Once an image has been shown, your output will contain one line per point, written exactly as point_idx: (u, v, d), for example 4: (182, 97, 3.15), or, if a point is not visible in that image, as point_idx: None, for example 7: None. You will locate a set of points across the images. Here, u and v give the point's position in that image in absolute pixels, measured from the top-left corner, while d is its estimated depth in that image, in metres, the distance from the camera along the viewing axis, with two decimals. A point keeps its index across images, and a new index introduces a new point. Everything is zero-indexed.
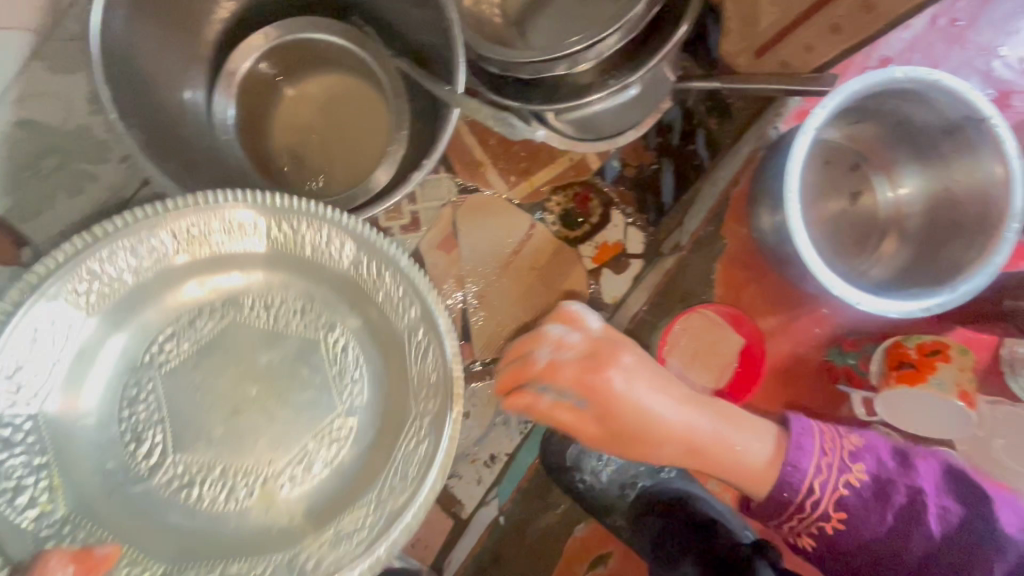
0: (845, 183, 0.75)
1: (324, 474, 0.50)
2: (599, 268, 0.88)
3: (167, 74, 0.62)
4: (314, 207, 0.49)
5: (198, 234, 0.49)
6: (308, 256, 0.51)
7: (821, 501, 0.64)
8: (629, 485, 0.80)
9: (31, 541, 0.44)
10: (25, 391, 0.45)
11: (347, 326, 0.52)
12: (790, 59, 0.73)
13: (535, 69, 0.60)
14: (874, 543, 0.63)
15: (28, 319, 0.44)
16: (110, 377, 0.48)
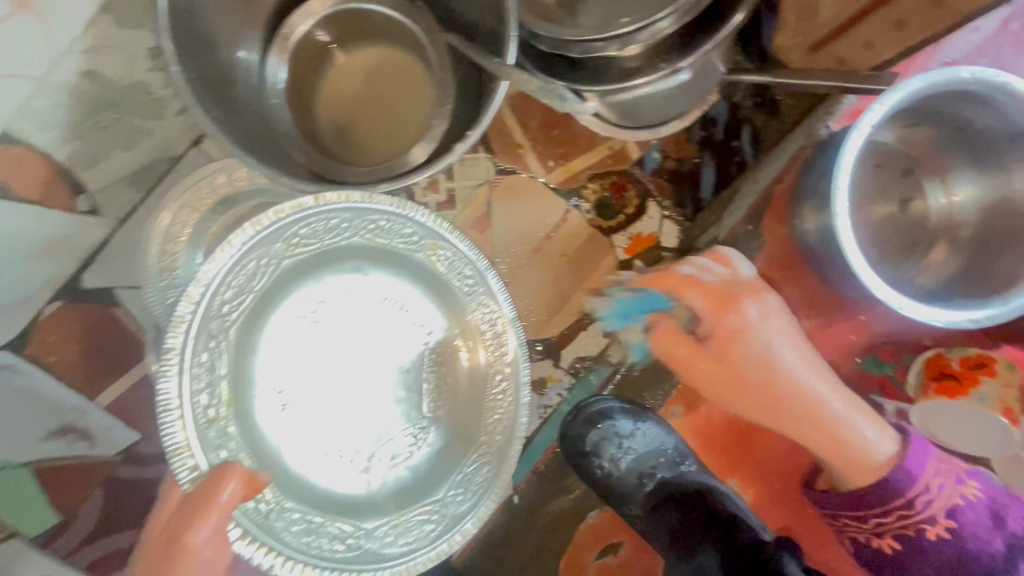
0: (893, 189, 0.72)
1: (416, 458, 0.67)
2: (630, 259, 0.87)
3: (225, 34, 0.63)
4: (462, 244, 0.66)
5: (376, 230, 0.65)
6: (443, 279, 0.67)
7: (921, 506, 0.65)
8: (647, 475, 0.80)
9: (207, 444, 0.57)
10: (231, 312, 0.60)
11: (458, 350, 0.68)
12: (849, 55, 0.71)
13: (585, 47, 0.60)
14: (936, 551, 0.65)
15: (245, 257, 0.59)
16: (290, 334, 0.64)
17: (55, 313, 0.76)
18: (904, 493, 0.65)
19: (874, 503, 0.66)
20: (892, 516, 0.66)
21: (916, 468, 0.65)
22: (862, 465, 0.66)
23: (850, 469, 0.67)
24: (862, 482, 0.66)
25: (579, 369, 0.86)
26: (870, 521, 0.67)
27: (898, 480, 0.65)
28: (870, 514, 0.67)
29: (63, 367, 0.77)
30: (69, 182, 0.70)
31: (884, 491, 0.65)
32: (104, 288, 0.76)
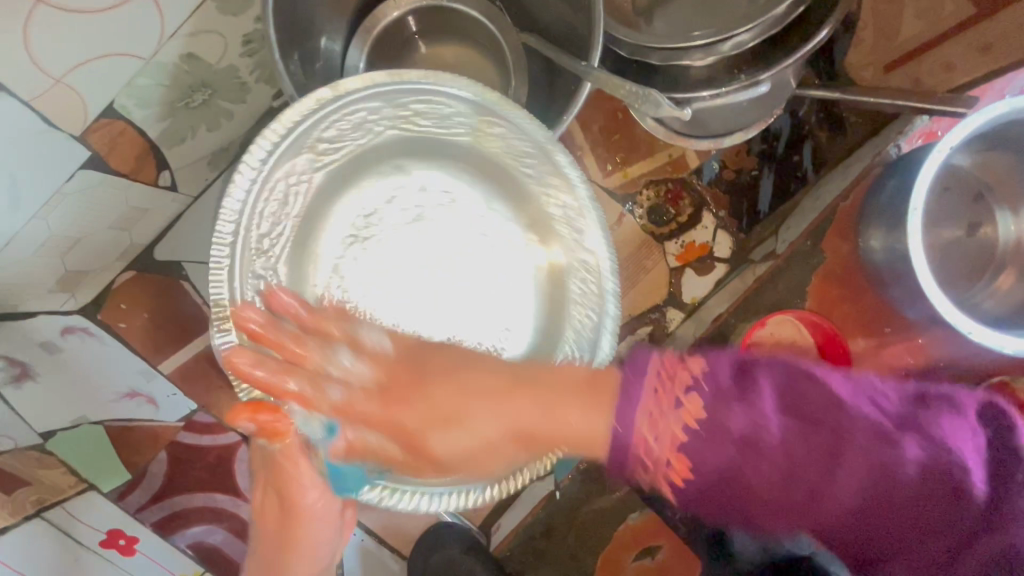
0: (964, 213, 0.71)
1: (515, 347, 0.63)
2: (683, 267, 0.88)
3: (315, 24, 0.65)
4: (513, 116, 0.59)
5: (411, 115, 0.60)
6: (501, 162, 0.63)
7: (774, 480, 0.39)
8: None
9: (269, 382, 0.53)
10: (270, 252, 0.58)
11: (533, 249, 0.65)
12: (925, 77, 0.71)
13: (667, 57, 0.62)
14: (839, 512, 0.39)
15: (272, 177, 0.56)
16: (338, 260, 0.61)
17: (128, 282, 0.79)
18: (774, 439, 0.39)
19: (766, 494, 0.40)
20: (846, 508, 0.39)
21: (759, 429, 0.39)
22: (716, 434, 0.40)
23: (686, 435, 0.40)
24: (690, 442, 0.40)
25: None
26: (814, 517, 0.40)
27: (772, 436, 0.39)
28: (788, 508, 0.40)
29: (131, 334, 0.80)
30: (156, 158, 0.69)
31: (819, 442, 0.39)
32: (173, 262, 0.80)
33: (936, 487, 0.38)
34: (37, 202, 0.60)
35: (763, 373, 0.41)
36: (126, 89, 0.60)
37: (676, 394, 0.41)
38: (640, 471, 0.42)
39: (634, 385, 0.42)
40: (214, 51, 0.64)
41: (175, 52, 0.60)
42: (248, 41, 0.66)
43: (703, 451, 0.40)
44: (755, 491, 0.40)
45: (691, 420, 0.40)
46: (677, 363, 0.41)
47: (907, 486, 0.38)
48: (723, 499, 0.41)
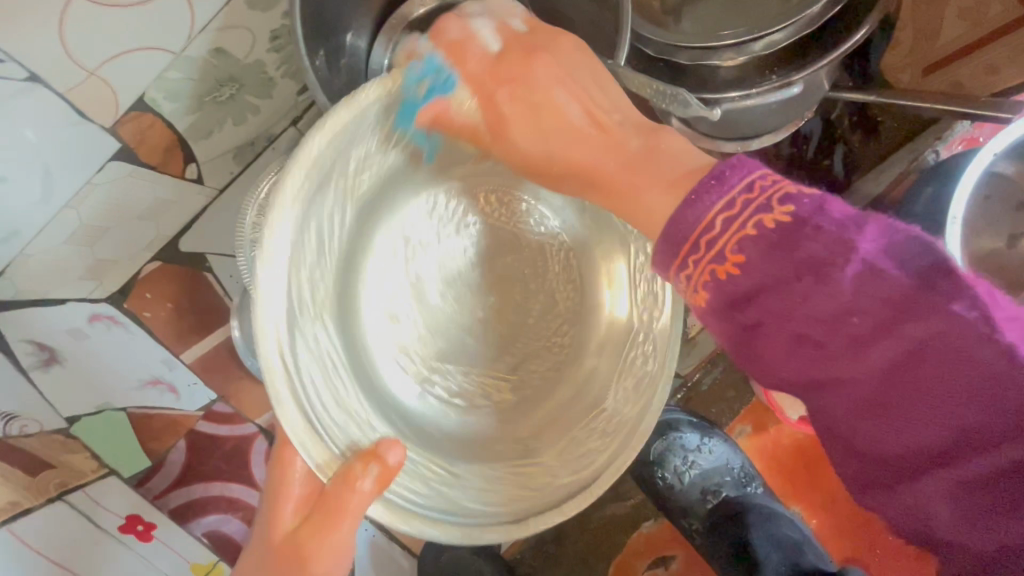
0: (1005, 224, 0.68)
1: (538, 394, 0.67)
2: None
3: (342, 19, 0.65)
4: None
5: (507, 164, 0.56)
6: None
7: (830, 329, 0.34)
8: (711, 491, 0.82)
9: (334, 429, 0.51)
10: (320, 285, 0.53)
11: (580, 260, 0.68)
12: (966, 79, 0.68)
13: (696, 55, 0.60)
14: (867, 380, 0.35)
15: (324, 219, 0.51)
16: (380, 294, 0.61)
17: (155, 272, 0.77)
18: (856, 271, 0.34)
19: (810, 328, 0.35)
20: (904, 393, 0.34)
21: (837, 254, 0.34)
22: (785, 245, 0.35)
23: (757, 234, 0.36)
24: (754, 245, 0.36)
25: None
26: (852, 384, 0.35)
27: (857, 261, 0.34)
28: (824, 346, 0.35)
29: (156, 324, 0.80)
30: (183, 152, 0.69)
31: (892, 291, 0.33)
32: (197, 254, 0.80)
33: (1017, 397, 0.31)
34: (68, 193, 0.62)
35: (872, 220, 0.35)
36: (157, 82, 0.60)
37: (762, 211, 0.36)
38: (687, 258, 0.39)
39: (725, 181, 0.38)
40: (241, 45, 0.65)
41: (204, 46, 0.61)
42: (276, 36, 0.66)
43: (764, 260, 0.36)
44: (805, 323, 0.35)
45: (775, 222, 0.36)
46: (783, 187, 0.37)
47: (993, 378, 0.32)
48: (751, 330, 0.37)
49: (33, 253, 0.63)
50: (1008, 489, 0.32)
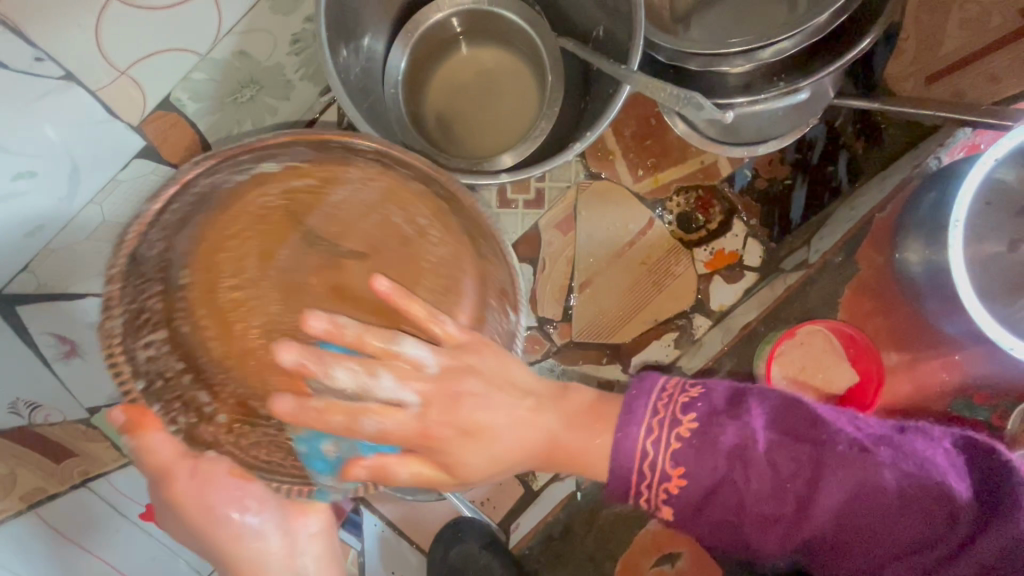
0: (1007, 229, 0.69)
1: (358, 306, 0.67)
2: (711, 274, 0.88)
3: (363, 25, 0.68)
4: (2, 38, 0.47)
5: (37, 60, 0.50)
6: (19, 81, 0.50)
7: (771, 501, 0.50)
8: None
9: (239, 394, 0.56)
10: None
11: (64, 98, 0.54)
12: (966, 88, 0.70)
13: (705, 62, 0.62)
14: (826, 529, 0.49)
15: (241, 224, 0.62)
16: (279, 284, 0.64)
17: None
18: (761, 458, 0.50)
19: (753, 494, 0.50)
20: (827, 516, 0.49)
21: (748, 441, 0.50)
22: (712, 447, 0.50)
23: (682, 443, 0.50)
24: (686, 449, 0.50)
25: None
26: (748, 495, 0.50)
27: (759, 448, 0.50)
28: (787, 530, 0.50)
29: None
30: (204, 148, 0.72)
31: (801, 457, 0.50)
32: None
33: (853, 476, 0.49)
34: (94, 188, 0.64)
35: (752, 398, 0.52)
36: (183, 82, 0.63)
37: (676, 414, 0.51)
38: (645, 489, 0.51)
39: (637, 403, 0.51)
40: (263, 48, 0.67)
41: (229, 48, 0.63)
42: (297, 40, 0.69)
43: (710, 514, 0.51)
44: (740, 507, 0.50)
45: (674, 487, 0.50)
46: (680, 394, 0.52)
47: (889, 510, 0.48)
48: (807, 553, 0.51)
49: (57, 248, 0.64)
50: (920, 514, 0.48)
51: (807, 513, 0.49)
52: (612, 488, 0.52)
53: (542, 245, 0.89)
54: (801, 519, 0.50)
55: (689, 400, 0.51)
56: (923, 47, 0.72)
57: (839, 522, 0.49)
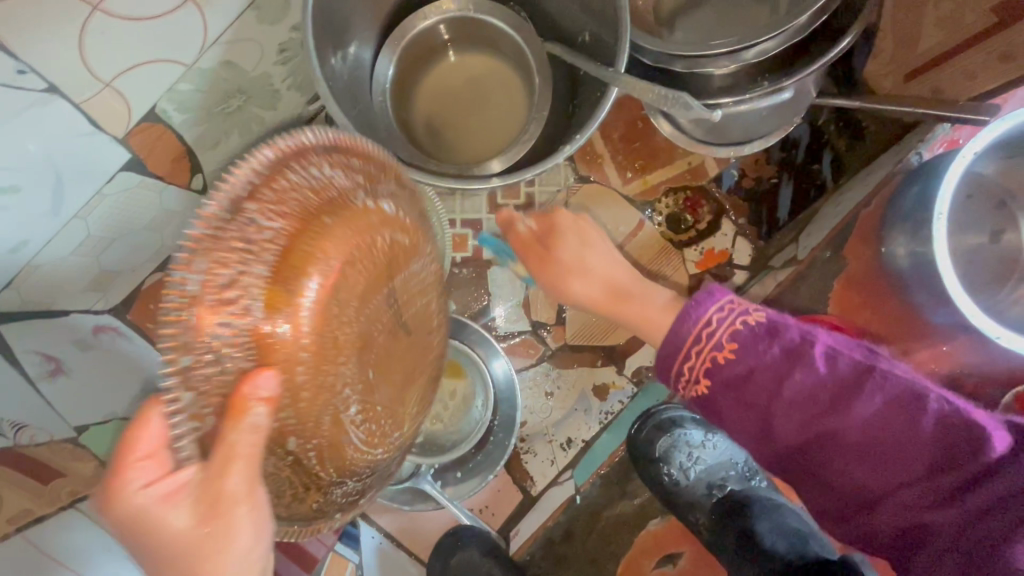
0: (987, 221, 0.72)
1: None
2: (702, 273, 0.89)
3: (351, 34, 0.68)
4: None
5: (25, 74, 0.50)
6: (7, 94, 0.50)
7: (788, 422, 0.53)
8: (715, 485, 0.85)
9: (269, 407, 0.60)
10: None
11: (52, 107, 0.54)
12: (945, 85, 0.71)
13: (689, 64, 0.63)
14: (842, 461, 0.52)
15: None
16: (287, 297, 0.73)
17: (156, 283, 0.83)
18: (816, 369, 0.52)
19: (786, 400, 0.52)
20: (852, 436, 0.51)
21: (800, 354, 0.53)
22: (750, 357, 0.53)
23: (741, 334, 0.54)
24: (723, 363, 0.54)
25: (642, 378, 0.88)
26: (776, 395, 0.53)
27: (816, 361, 0.52)
28: (808, 453, 0.53)
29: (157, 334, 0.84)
30: (192, 162, 0.73)
31: (832, 388, 0.52)
32: None
33: (900, 416, 0.50)
34: (79, 202, 0.64)
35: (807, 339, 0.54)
36: (169, 94, 0.62)
37: (746, 316, 0.54)
38: (684, 375, 0.56)
39: (700, 308, 0.55)
40: (250, 59, 0.67)
41: (215, 59, 0.63)
42: (284, 49, 0.69)
43: (729, 401, 0.55)
44: (771, 396, 0.53)
45: (723, 356, 0.54)
46: (742, 313, 0.54)
47: (926, 455, 0.50)
48: (802, 453, 0.54)
49: (41, 264, 0.66)
50: (964, 472, 0.48)
51: (814, 441, 0.53)
52: (660, 364, 0.57)
53: None
54: (820, 437, 0.52)
55: (749, 318, 0.54)
56: (900, 46, 0.73)
57: (861, 460, 0.52)
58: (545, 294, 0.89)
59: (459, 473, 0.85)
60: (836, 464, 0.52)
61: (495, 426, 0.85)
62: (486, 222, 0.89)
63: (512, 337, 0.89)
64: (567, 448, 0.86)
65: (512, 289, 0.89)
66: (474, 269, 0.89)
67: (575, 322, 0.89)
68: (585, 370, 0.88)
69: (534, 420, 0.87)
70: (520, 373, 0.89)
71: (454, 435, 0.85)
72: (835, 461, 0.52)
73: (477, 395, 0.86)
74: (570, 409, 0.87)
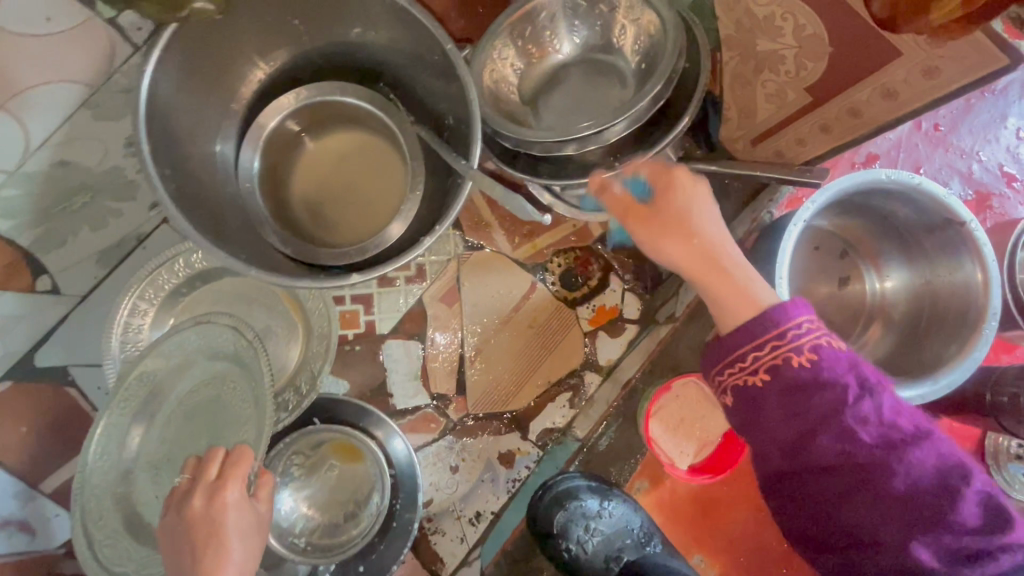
0: (833, 271, 0.78)
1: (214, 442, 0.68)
2: (595, 330, 0.90)
3: (205, 127, 0.65)
4: None
5: None
6: None
7: (823, 456, 0.48)
8: (614, 557, 0.82)
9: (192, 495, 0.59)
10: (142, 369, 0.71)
11: None
12: (784, 149, 0.79)
13: (546, 149, 0.66)
14: (866, 508, 0.48)
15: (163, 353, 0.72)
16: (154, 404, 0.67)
17: (3, 394, 0.75)
18: (872, 428, 0.48)
19: (795, 427, 0.49)
20: (904, 481, 0.47)
21: (864, 415, 0.48)
22: (810, 402, 0.48)
23: (797, 365, 0.49)
24: (766, 393, 0.50)
25: (548, 441, 0.88)
26: (828, 420, 0.48)
27: (862, 406, 0.48)
28: (820, 494, 0.49)
29: (7, 450, 0.76)
30: (31, 265, 0.68)
31: (927, 449, 0.48)
32: (55, 368, 0.77)
33: (943, 488, 0.47)
34: None
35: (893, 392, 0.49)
36: None
37: (788, 351, 0.49)
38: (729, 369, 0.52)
39: (735, 336, 0.51)
40: (92, 157, 0.63)
41: (44, 162, 0.59)
42: (131, 144, 0.65)
43: (776, 405, 0.50)
44: (808, 433, 0.48)
45: (801, 359, 0.49)
46: (792, 340, 0.49)
47: (920, 520, 0.47)
48: (785, 479, 0.51)
49: None
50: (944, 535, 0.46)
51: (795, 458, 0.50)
52: (712, 350, 0.54)
53: (427, 320, 0.88)
54: (839, 469, 0.48)
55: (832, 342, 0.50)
56: (743, 116, 0.80)
57: (864, 502, 0.48)
58: (443, 365, 0.88)
59: (361, 567, 0.80)
60: (807, 498, 0.50)
61: (396, 507, 0.81)
62: (377, 296, 0.87)
63: (410, 412, 0.87)
64: (476, 522, 0.84)
65: (408, 362, 0.87)
66: (367, 345, 0.87)
67: (475, 390, 0.88)
68: (489, 439, 0.87)
69: (440, 497, 0.85)
70: (422, 450, 0.86)
71: (348, 526, 0.79)
72: (803, 492, 0.50)
73: (375, 482, 0.80)
74: (477, 481, 0.85)
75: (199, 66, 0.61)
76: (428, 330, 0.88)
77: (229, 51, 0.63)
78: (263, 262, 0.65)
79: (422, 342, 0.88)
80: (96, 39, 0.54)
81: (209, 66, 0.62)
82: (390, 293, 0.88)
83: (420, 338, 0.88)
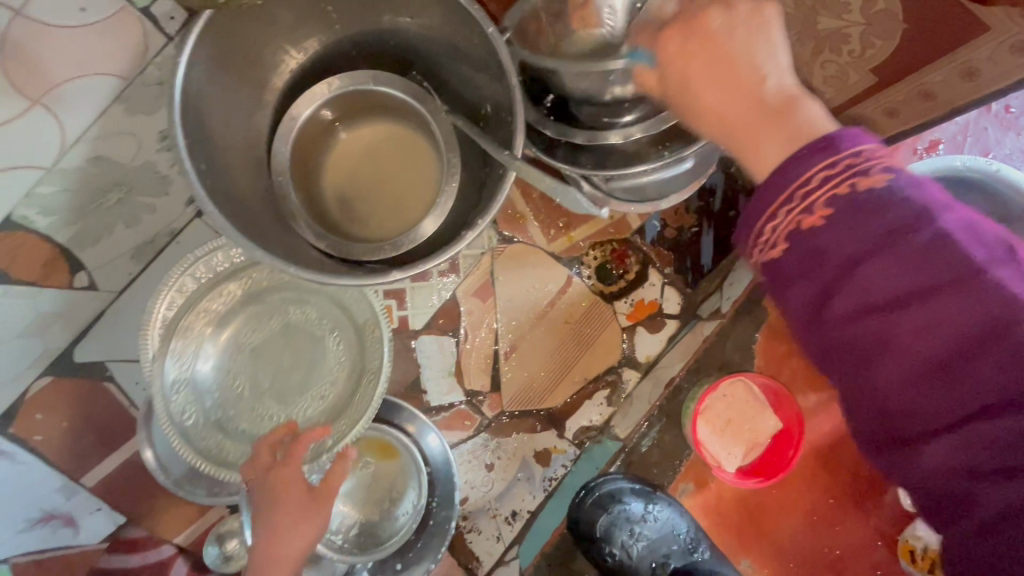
0: None
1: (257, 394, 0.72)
2: (634, 326, 0.88)
3: (238, 119, 0.64)
4: None
5: None
6: None
7: (838, 298, 0.35)
8: (660, 563, 0.81)
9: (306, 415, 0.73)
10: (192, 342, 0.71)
11: None
12: None
13: (589, 139, 0.63)
14: (928, 339, 0.33)
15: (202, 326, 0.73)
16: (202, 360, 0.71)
17: (45, 389, 0.75)
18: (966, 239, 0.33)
19: (909, 340, 0.33)
20: (916, 351, 0.33)
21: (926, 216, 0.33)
22: (878, 204, 0.33)
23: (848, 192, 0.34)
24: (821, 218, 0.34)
25: (585, 440, 0.85)
26: (887, 282, 0.33)
27: (974, 253, 0.32)
28: (849, 344, 0.35)
29: (49, 446, 0.76)
30: (69, 262, 0.67)
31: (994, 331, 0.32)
32: (95, 363, 0.78)
33: None
34: None
35: None
36: (27, 199, 0.56)
37: (857, 175, 0.34)
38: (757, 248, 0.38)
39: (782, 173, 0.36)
40: (126, 152, 0.62)
41: (80, 157, 0.58)
42: (165, 137, 0.64)
43: (854, 240, 0.34)
44: (850, 258, 0.34)
45: (809, 219, 0.35)
46: (858, 168, 0.34)
47: None
48: (858, 348, 0.35)
49: None
50: None
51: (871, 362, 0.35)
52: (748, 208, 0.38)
53: (461, 316, 0.86)
54: (885, 350, 0.34)
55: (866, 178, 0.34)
56: None
57: (934, 332, 0.33)
58: (477, 361, 0.86)
59: (398, 565, 0.79)
60: (907, 356, 0.34)
61: (432, 506, 0.80)
62: (410, 291, 0.85)
63: (445, 409, 0.85)
64: (512, 522, 0.83)
65: (442, 359, 0.86)
66: (400, 341, 0.85)
67: (510, 387, 0.86)
68: (524, 437, 0.85)
69: (476, 495, 0.83)
70: (457, 447, 0.85)
71: (383, 522, 0.79)
72: (911, 328, 0.33)
73: (412, 480, 0.80)
74: (512, 479, 0.84)
75: (233, 56, 0.59)
76: (463, 326, 0.86)
77: (262, 39, 0.61)
78: (299, 258, 0.63)
79: (456, 339, 0.86)
80: (130, 28, 0.52)
81: (241, 55, 0.60)
82: (423, 288, 0.86)
83: (454, 334, 0.86)
